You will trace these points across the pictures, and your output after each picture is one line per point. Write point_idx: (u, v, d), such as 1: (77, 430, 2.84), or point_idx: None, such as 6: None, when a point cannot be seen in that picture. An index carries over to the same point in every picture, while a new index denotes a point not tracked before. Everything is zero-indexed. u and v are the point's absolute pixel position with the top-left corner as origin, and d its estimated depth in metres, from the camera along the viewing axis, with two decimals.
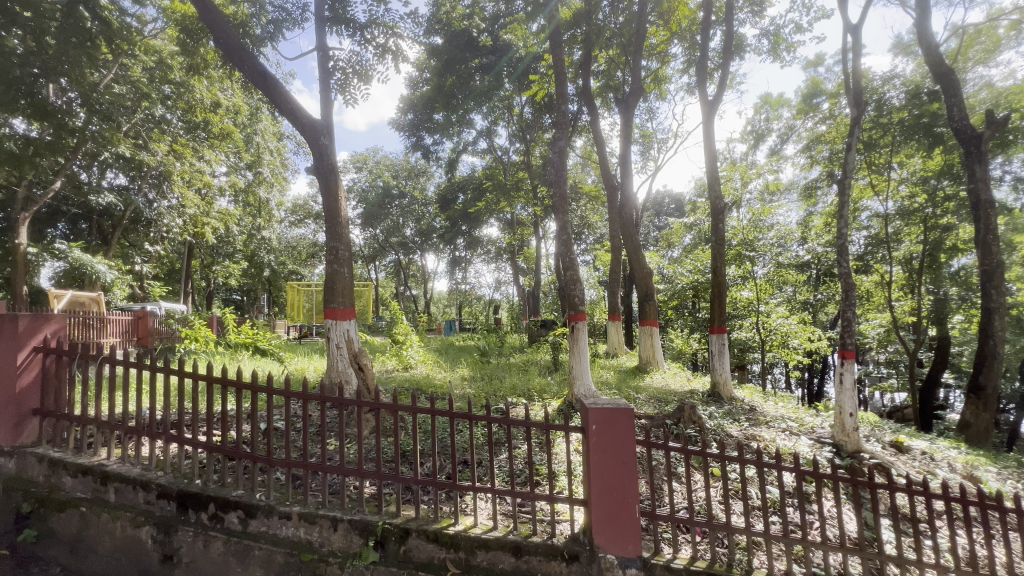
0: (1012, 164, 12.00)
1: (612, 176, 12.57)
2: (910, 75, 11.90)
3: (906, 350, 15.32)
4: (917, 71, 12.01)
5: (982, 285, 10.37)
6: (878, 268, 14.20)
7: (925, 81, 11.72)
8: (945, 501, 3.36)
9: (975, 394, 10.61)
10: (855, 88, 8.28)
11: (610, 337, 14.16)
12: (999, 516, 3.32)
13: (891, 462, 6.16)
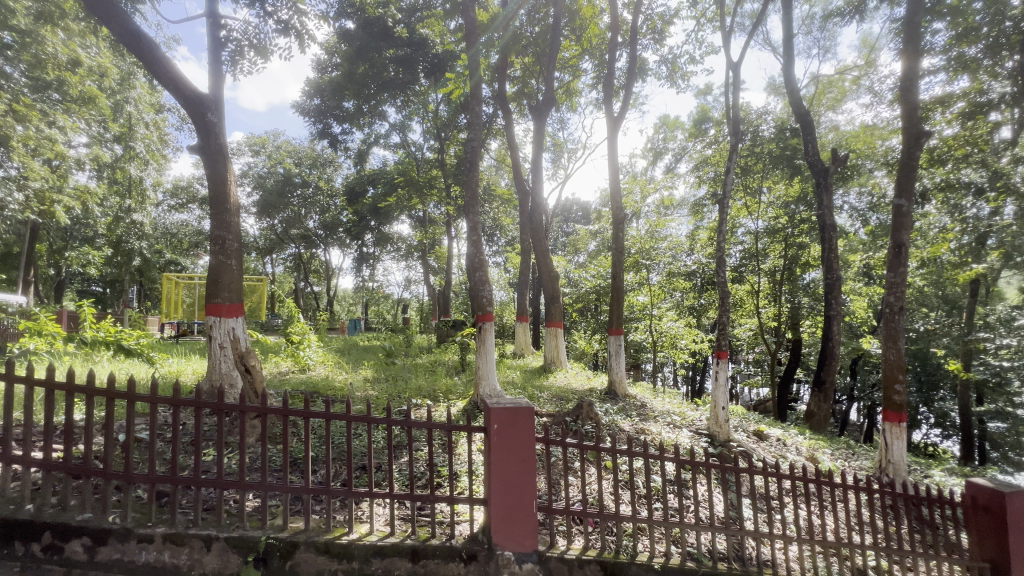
0: (850, 196, 14.40)
1: (524, 181, 12.86)
2: (779, 113, 13.76)
3: (769, 350, 17.64)
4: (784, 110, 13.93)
5: (826, 296, 12.25)
6: (749, 279, 16.21)
7: (790, 119, 13.61)
8: (792, 480, 3.94)
9: (818, 388, 12.53)
10: (735, 119, 9.39)
11: (517, 337, 14.48)
12: (830, 490, 3.97)
13: (753, 448, 7.05)
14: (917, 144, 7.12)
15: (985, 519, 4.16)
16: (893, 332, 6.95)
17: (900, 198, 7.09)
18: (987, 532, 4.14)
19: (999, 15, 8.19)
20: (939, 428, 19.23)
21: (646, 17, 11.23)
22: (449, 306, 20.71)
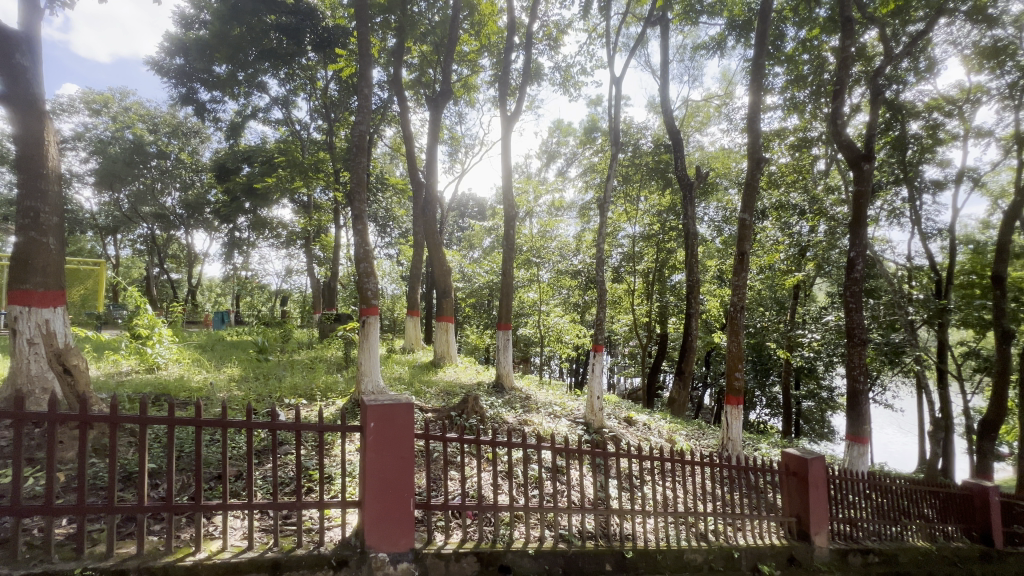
0: (710, 210, 16.47)
1: (418, 172, 12.53)
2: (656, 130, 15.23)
3: (641, 344, 19.49)
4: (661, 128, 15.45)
5: (688, 296, 13.86)
6: (626, 279, 17.79)
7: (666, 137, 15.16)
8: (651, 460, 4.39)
9: (679, 377, 14.16)
10: (616, 132, 10.21)
11: (407, 332, 14.09)
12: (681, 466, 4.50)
13: (622, 434, 7.73)
14: (757, 167, 8.36)
15: (795, 481, 5.07)
16: (735, 327, 8.11)
17: (744, 213, 8.26)
18: (795, 492, 5.04)
19: (819, 68, 10.01)
20: (769, 408, 23.00)
21: (541, 23, 11.61)
22: (334, 299, 19.45)
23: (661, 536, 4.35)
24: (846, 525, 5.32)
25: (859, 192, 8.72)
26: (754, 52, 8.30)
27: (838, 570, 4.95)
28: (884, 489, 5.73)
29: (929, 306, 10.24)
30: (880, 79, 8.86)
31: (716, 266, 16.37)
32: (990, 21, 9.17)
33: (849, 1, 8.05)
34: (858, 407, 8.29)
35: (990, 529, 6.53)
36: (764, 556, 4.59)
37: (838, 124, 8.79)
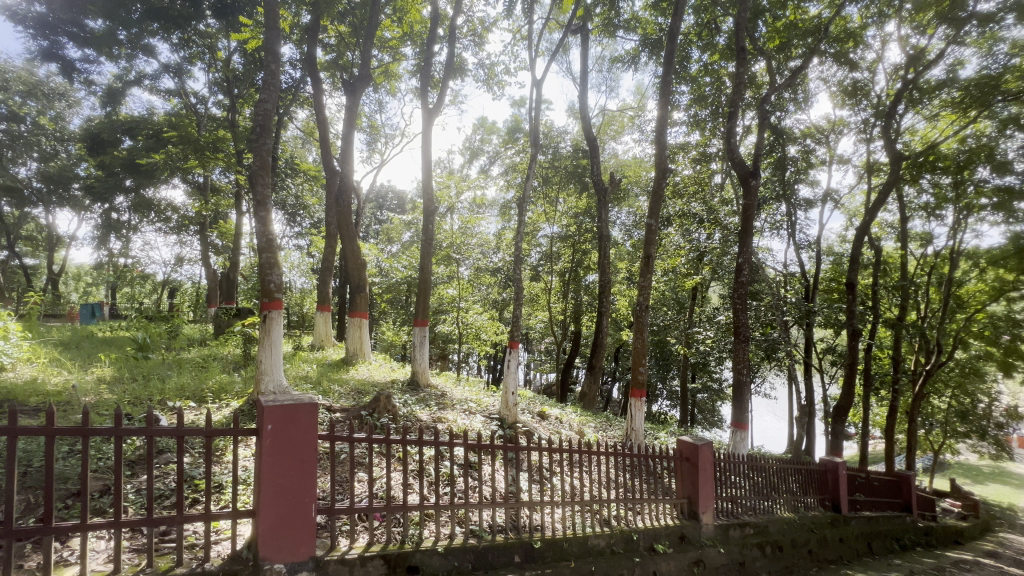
0: (622, 215, 17.46)
1: (332, 159, 11.85)
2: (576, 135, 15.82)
3: (557, 341, 20.17)
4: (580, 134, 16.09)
5: (601, 295, 14.57)
6: (543, 277, 18.33)
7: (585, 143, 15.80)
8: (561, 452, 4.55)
9: (590, 372, 14.85)
10: (536, 135, 10.48)
11: (316, 328, 13.26)
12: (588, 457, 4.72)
13: (535, 428, 7.94)
14: (664, 177, 9.00)
15: (687, 466, 5.58)
16: (640, 325, 8.69)
17: (651, 219, 8.86)
18: (688, 476, 5.54)
19: (718, 90, 11.02)
20: (668, 400, 25.00)
21: (467, 18, 11.52)
22: (234, 291, 17.78)
23: (568, 525, 4.55)
24: (728, 503, 5.95)
25: (746, 205, 9.75)
26: (663, 70, 8.92)
27: (720, 544, 5.50)
28: (760, 469, 6.49)
29: (798, 308, 11.74)
30: (767, 106, 9.98)
31: (625, 267, 17.44)
32: (851, 65, 10.71)
33: (744, 33, 8.94)
34: (741, 397, 9.26)
35: (839, 498, 7.67)
36: (659, 535, 4.98)
37: (731, 143, 9.76)
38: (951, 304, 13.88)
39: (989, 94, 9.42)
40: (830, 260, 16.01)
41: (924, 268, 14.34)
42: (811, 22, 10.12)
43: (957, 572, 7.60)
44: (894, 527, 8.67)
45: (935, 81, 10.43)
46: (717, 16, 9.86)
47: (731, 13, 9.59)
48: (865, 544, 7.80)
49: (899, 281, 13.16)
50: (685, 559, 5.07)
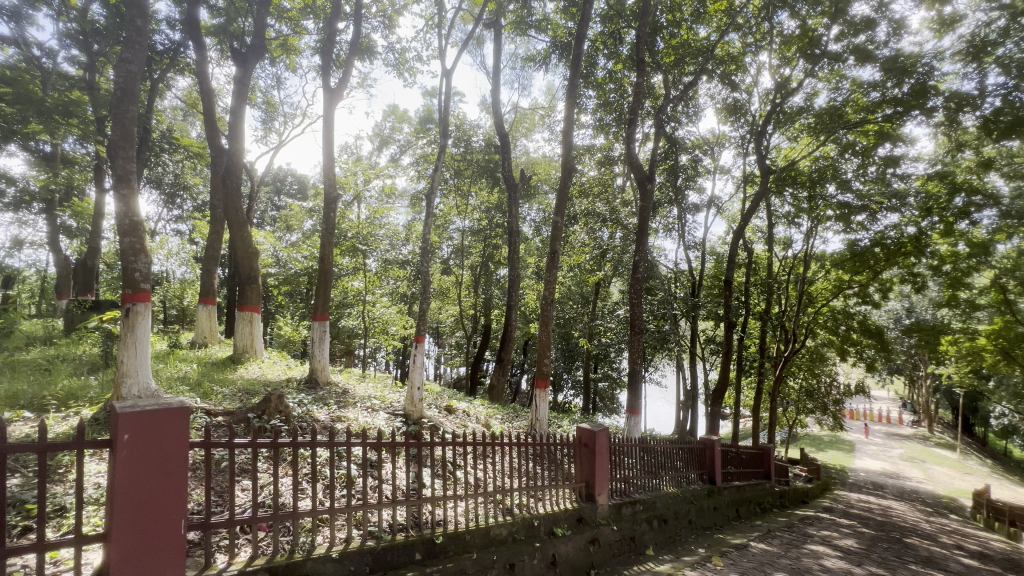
0: (533, 212, 17.92)
1: (218, 135, 10.64)
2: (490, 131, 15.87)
3: (467, 334, 20.19)
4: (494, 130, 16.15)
5: (510, 289, 14.78)
6: (454, 271, 18.22)
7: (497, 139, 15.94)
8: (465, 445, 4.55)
9: (499, 365, 15.09)
10: (445, 125, 10.32)
11: (197, 323, 11.87)
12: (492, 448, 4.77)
13: (441, 422, 7.87)
14: (569, 177, 9.35)
15: (585, 451, 5.90)
16: (545, 318, 8.99)
17: (557, 217, 9.17)
18: (586, 461, 5.86)
19: (622, 97, 11.68)
20: (573, 389, 26.28)
21: None
22: (91, 281, 15.30)
23: (471, 517, 4.58)
24: (622, 483, 6.41)
25: (643, 206, 10.50)
26: (570, 74, 9.26)
27: (614, 522, 5.90)
28: (650, 450, 7.06)
29: (685, 303, 12.95)
30: (662, 116, 10.81)
31: (534, 263, 17.97)
32: (732, 85, 11.99)
33: (643, 46, 9.59)
34: (635, 385, 10.00)
35: (714, 472, 8.62)
36: (559, 519, 5.21)
37: (630, 148, 10.45)
38: (804, 300, 16.24)
39: (835, 122, 11.11)
40: (713, 260, 17.88)
41: (785, 269, 16.58)
42: (701, 43, 11.15)
43: (802, 526, 8.97)
44: (757, 493, 9.98)
45: (796, 107, 12.06)
46: (621, 28, 10.48)
47: (632, 26, 10.23)
48: (733, 511, 8.88)
49: (765, 279, 15.09)
50: (582, 539, 5.37)
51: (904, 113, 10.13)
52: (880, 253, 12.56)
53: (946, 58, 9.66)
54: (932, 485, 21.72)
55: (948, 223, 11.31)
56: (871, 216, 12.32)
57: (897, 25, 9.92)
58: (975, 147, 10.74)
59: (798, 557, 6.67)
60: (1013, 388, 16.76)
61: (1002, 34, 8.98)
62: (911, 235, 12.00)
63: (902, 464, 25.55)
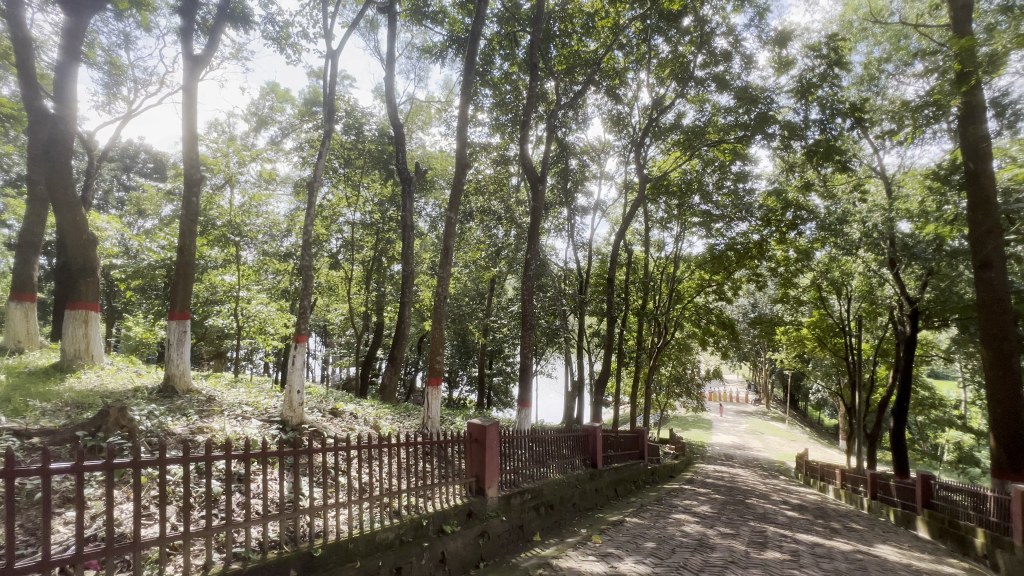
0: (428, 207, 17.60)
1: (39, 94, 8.72)
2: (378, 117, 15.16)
3: (357, 333, 19.16)
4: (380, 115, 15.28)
5: (403, 285, 14.08)
6: (343, 265, 17.21)
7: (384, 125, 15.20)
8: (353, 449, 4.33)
9: (391, 364, 14.58)
10: (330, 109, 9.55)
11: (7, 325, 9.56)
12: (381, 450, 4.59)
13: (324, 427, 7.36)
14: (463, 173, 9.34)
15: (476, 446, 5.98)
16: (438, 315, 8.90)
17: (451, 213, 9.11)
18: (476, 456, 5.95)
19: (517, 98, 11.94)
20: (468, 385, 26.39)
21: None
22: None
23: (355, 524, 4.37)
24: (511, 474, 6.60)
25: (535, 207, 10.87)
26: (465, 70, 9.25)
27: (502, 513, 6.05)
28: (538, 440, 7.37)
29: (573, 300, 13.73)
30: (554, 121, 11.26)
31: (430, 258, 17.70)
32: (616, 99, 12.95)
33: (536, 51, 9.94)
34: (525, 379, 10.33)
35: (596, 456, 9.27)
36: (448, 516, 5.20)
37: (524, 149, 10.75)
38: (674, 297, 18.18)
39: (699, 139, 12.58)
40: (599, 259, 19.21)
41: (659, 269, 18.40)
42: (590, 55, 11.82)
43: (669, 499, 10.05)
44: (632, 473, 10.96)
45: (668, 123, 13.42)
46: (516, 31, 10.76)
47: (527, 30, 10.50)
48: (612, 490, 9.64)
49: (642, 278, 16.60)
50: (471, 533, 5.42)
51: (752, 136, 11.81)
52: (733, 256, 14.50)
53: (781, 93, 11.47)
54: (768, 453, 25.80)
55: (782, 232, 13.46)
56: (726, 225, 14.19)
57: (747, 61, 11.53)
58: (801, 170, 12.94)
59: (664, 526, 7.47)
60: (824, 368, 20.58)
61: (821, 78, 10.92)
62: (755, 241, 14.04)
63: (747, 436, 29.99)
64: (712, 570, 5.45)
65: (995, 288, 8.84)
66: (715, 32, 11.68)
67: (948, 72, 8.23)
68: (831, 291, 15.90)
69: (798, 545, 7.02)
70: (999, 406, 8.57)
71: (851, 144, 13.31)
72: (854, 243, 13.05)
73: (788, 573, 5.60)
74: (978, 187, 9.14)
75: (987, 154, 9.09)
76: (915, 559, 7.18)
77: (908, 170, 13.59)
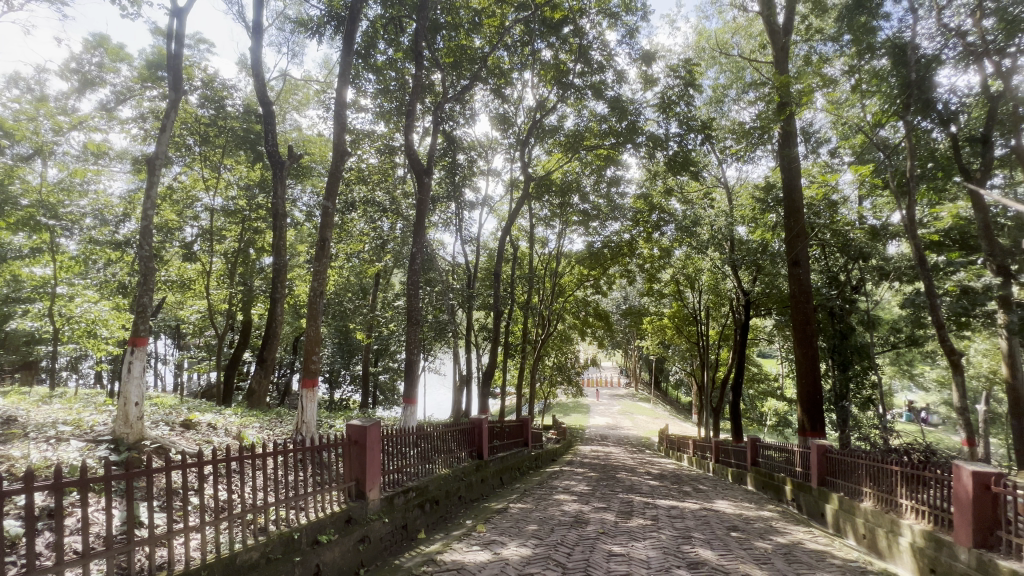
0: (305, 195, 16.25)
1: None
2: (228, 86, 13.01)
3: (219, 333, 16.97)
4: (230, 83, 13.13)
5: (274, 280, 12.62)
6: (199, 257, 15.09)
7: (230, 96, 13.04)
8: (214, 463, 3.80)
9: (260, 365, 13.21)
10: (175, 72, 8.14)
11: None
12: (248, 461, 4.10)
13: (170, 442, 6.40)
14: (342, 160, 8.75)
15: (356, 449, 5.69)
16: (314, 311, 8.25)
17: (328, 202, 8.47)
18: (356, 459, 5.66)
19: (402, 87, 11.53)
20: (351, 385, 25.08)
21: None
22: None
23: (210, 548, 3.88)
24: (394, 474, 6.42)
25: (420, 200, 10.59)
26: (342, 50, 8.64)
27: (384, 515, 5.84)
28: (424, 437, 7.27)
29: (461, 294, 13.75)
30: (441, 113, 11.08)
31: (307, 250, 16.35)
32: (502, 97, 13.19)
33: (421, 40, 9.67)
34: (411, 375, 10.07)
35: (481, 447, 9.43)
36: (324, 526, 4.86)
37: (408, 139, 10.41)
38: (557, 290, 19.21)
39: (578, 143, 13.43)
40: (486, 254, 19.50)
41: (542, 264, 19.28)
42: (476, 52, 11.80)
43: (549, 481, 10.66)
44: (516, 460, 11.36)
45: (551, 125, 14.04)
46: (401, 17, 10.35)
47: (413, 18, 10.16)
48: (497, 479, 9.91)
49: (527, 273, 17.24)
50: (350, 540, 5.16)
51: (623, 143, 12.91)
52: (607, 253, 15.79)
53: (647, 106, 12.68)
54: (636, 430, 28.69)
55: (648, 232, 15.01)
56: (601, 224, 15.33)
57: (619, 74, 12.54)
58: (663, 177, 14.53)
59: (545, 507, 7.89)
60: (681, 353, 23.49)
61: (679, 96, 12.32)
62: (626, 240, 15.46)
63: (619, 417, 33.07)
64: (586, 543, 5.89)
65: (803, 282, 10.87)
66: (592, 45, 12.51)
67: (772, 102, 9.88)
68: (686, 284, 18.14)
69: (657, 509, 7.92)
70: (803, 378, 10.57)
71: (702, 158, 15.25)
72: (705, 243, 15.01)
73: (648, 535, 6.29)
74: (792, 199, 11.11)
75: (798, 173, 11.11)
76: (745, 509, 8.58)
77: (743, 183, 16.04)
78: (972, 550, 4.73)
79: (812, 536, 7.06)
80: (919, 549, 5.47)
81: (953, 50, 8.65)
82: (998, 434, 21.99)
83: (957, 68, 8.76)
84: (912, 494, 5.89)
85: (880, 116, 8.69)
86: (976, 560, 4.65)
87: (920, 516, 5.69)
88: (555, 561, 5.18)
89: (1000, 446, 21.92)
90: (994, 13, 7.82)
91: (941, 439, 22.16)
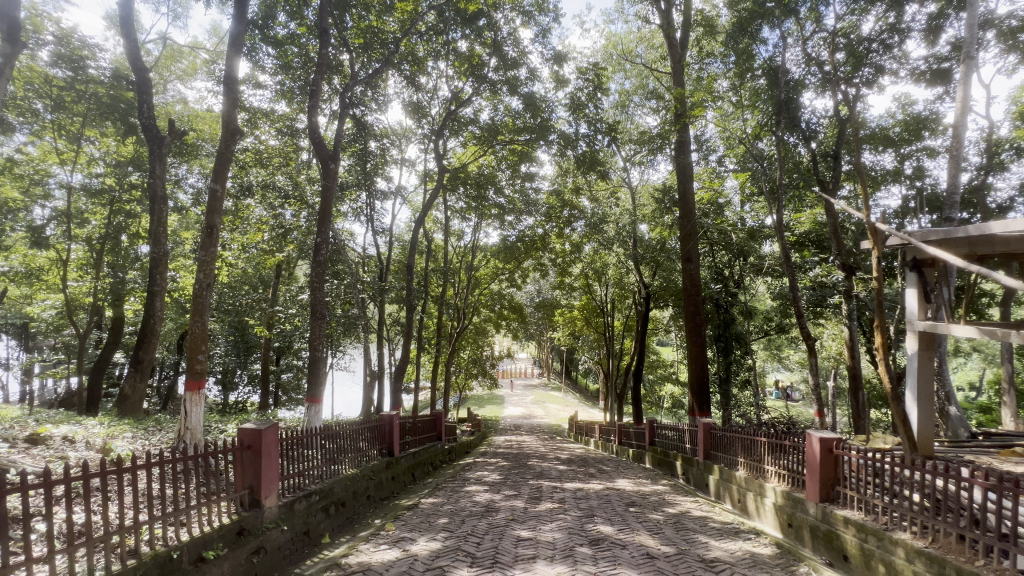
0: (190, 175, 14.58)
1: None
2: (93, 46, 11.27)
3: (81, 332, 14.66)
4: (95, 43, 11.34)
5: (150, 271, 11.10)
6: (54, 244, 12.89)
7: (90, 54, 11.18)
8: (71, 482, 3.28)
9: (134, 367, 11.62)
10: (11, 21, 6.81)
11: None
12: (117, 477, 3.58)
13: (10, 461, 5.43)
14: (232, 140, 7.92)
15: (249, 454, 5.26)
16: (199, 306, 7.43)
17: (215, 184, 7.62)
18: (249, 465, 5.23)
19: (306, 66, 10.73)
20: (249, 386, 23.13)
21: None
22: None
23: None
24: (295, 478, 6.04)
25: (325, 188, 9.93)
26: (234, 17, 7.81)
27: (283, 523, 5.48)
28: (329, 437, 6.92)
29: (372, 288, 13.20)
30: (349, 96, 10.46)
31: (192, 238, 14.66)
32: (415, 85, 12.83)
33: (326, 15, 9.04)
34: (314, 373, 9.50)
35: (392, 444, 9.19)
36: (210, 541, 4.42)
37: (313, 121, 9.69)
38: (472, 284, 19.26)
39: (493, 137, 13.49)
40: (399, 246, 18.94)
41: (457, 257, 19.18)
42: (388, 35, 11.31)
43: (462, 473, 10.71)
44: (429, 454, 11.24)
45: (466, 117, 13.94)
46: None
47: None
48: (408, 475, 9.74)
49: (441, 265, 17.03)
50: (242, 554, 4.76)
51: (536, 140, 13.19)
52: (521, 247, 16.12)
53: (559, 105, 13.07)
54: (548, 419, 29.77)
55: (559, 228, 15.52)
56: (516, 218, 15.46)
57: (532, 72, 12.78)
58: (573, 175, 15.16)
59: (457, 500, 7.92)
60: (589, 343, 24.75)
61: (587, 98, 12.87)
62: (539, 234, 15.81)
63: (532, 406, 34.16)
64: (496, 531, 6.03)
65: (693, 277, 11.98)
66: (506, 41, 12.60)
67: (669, 111, 10.72)
68: (594, 278, 19.14)
69: (564, 492, 8.33)
70: (694, 363, 11.66)
71: (609, 158, 16.11)
72: (610, 240, 15.95)
73: (555, 518, 6.59)
74: (686, 202, 12.15)
75: (690, 178, 12.19)
76: (642, 485, 9.33)
77: (645, 184, 17.22)
78: (818, 504, 5.55)
79: (697, 504, 7.87)
80: (779, 508, 6.34)
81: (815, 77, 9.97)
82: (841, 406, 26.15)
83: (817, 93, 10.13)
84: (775, 460, 6.80)
85: (758, 130, 9.79)
86: (821, 512, 5.48)
87: (781, 479, 6.59)
88: (466, 552, 5.24)
89: (844, 416, 26.07)
90: (845, 48, 9.17)
91: (801, 412, 25.77)
